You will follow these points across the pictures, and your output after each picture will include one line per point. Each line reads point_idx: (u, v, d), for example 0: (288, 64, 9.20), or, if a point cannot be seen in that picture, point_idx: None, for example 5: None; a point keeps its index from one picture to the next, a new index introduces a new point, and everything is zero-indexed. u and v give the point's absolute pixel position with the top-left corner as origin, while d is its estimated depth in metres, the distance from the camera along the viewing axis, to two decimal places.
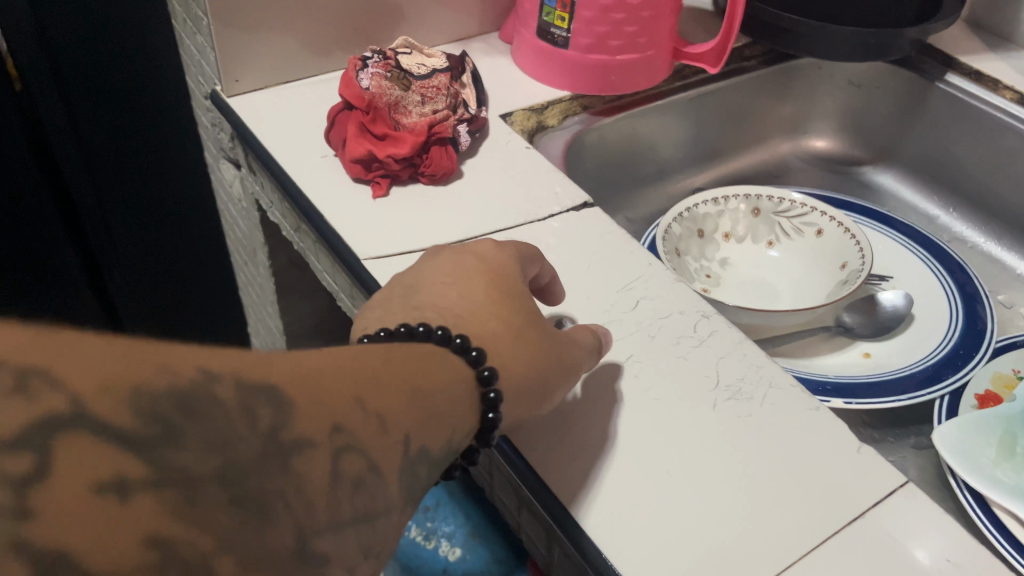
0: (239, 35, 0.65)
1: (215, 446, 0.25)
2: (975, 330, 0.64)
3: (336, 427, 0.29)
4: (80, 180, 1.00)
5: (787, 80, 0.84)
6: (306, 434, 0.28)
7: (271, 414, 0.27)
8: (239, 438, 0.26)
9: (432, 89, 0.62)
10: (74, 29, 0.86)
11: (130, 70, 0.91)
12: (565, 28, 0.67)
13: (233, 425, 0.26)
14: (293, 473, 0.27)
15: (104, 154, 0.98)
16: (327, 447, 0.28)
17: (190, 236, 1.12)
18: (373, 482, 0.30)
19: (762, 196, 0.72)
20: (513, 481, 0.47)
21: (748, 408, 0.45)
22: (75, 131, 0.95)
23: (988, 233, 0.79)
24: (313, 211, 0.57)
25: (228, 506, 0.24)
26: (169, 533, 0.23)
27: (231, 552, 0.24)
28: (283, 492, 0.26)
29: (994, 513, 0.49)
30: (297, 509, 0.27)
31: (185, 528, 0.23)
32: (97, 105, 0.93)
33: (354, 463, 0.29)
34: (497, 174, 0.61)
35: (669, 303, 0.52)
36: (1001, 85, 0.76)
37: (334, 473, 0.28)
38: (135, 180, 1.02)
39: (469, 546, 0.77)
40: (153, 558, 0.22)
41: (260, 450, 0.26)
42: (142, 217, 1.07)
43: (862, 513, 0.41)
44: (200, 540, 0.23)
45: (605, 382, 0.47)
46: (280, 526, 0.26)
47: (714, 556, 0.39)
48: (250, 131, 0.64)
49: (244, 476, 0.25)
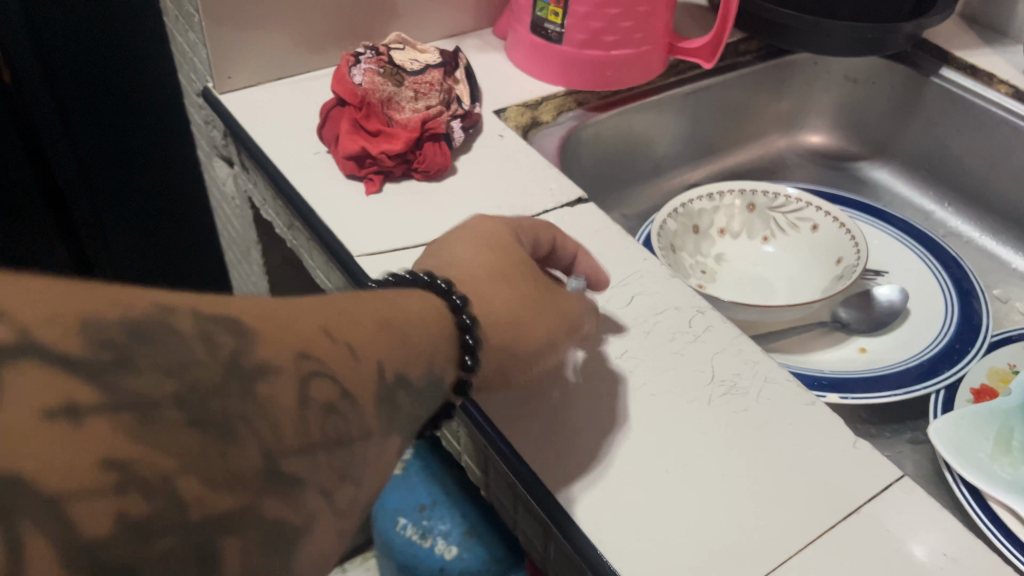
0: (232, 31, 0.64)
1: (173, 371, 0.25)
2: (971, 325, 0.63)
3: (301, 355, 0.29)
4: (74, 182, 0.96)
5: (783, 75, 0.83)
6: (267, 360, 0.28)
7: (233, 342, 0.27)
8: (198, 363, 0.26)
9: (425, 84, 0.61)
10: (63, 24, 0.83)
11: (118, 64, 0.88)
12: (559, 24, 0.66)
13: (193, 353, 0.26)
14: (258, 399, 0.27)
15: (96, 154, 0.95)
16: (292, 374, 0.28)
17: (185, 235, 1.09)
18: (346, 410, 0.30)
19: (757, 191, 0.72)
20: (508, 478, 0.47)
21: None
22: (75, 125, 0.91)
23: (984, 227, 0.78)
24: (306, 208, 0.57)
25: (191, 429, 0.25)
26: (127, 453, 0.23)
27: (196, 472, 0.24)
28: (250, 418, 0.26)
29: (990, 507, 0.49)
30: (265, 433, 0.27)
31: (145, 450, 0.24)
32: (86, 101, 0.89)
33: (324, 389, 0.29)
34: (491, 170, 0.61)
35: (665, 298, 0.52)
36: (996, 79, 0.75)
37: (302, 400, 0.28)
38: (128, 178, 0.99)
39: (466, 545, 0.76)
40: (111, 479, 0.22)
41: (220, 376, 0.26)
42: (149, 210, 1.03)
43: (858, 508, 0.40)
44: (162, 462, 0.24)
45: (600, 378, 0.47)
46: (247, 449, 0.26)
47: (706, 550, 0.39)
48: (243, 128, 0.64)
49: (206, 400, 0.25)
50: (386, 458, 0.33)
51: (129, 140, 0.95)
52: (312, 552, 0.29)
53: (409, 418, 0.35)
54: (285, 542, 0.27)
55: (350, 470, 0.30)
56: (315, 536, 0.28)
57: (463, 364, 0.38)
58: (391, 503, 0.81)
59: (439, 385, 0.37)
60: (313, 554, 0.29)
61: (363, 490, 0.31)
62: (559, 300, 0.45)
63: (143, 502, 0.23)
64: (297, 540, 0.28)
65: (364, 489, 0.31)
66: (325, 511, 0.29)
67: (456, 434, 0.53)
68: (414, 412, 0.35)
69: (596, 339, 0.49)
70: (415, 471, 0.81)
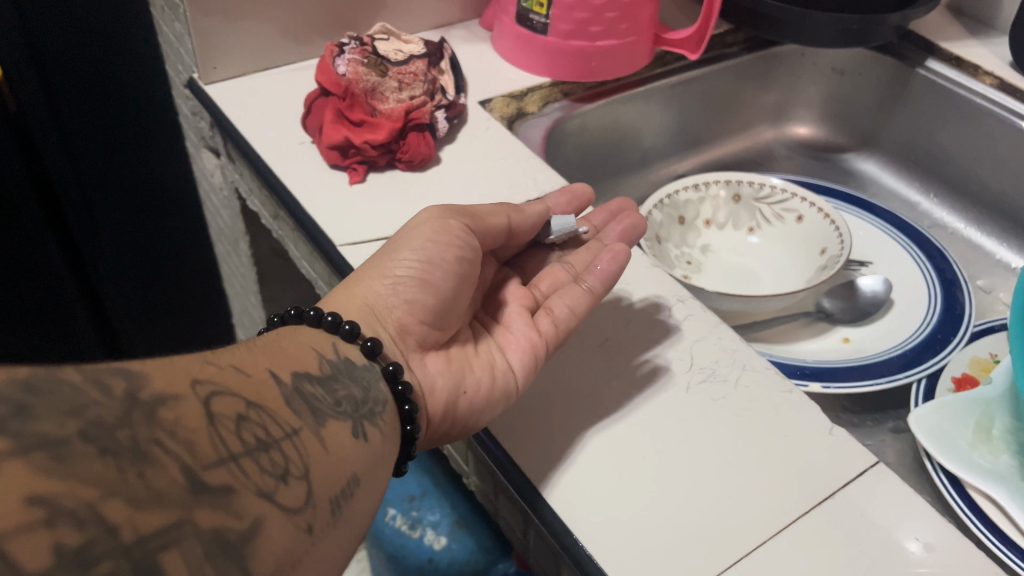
0: (216, 23, 0.64)
1: (72, 411, 0.25)
2: (954, 315, 0.64)
3: (195, 381, 0.30)
4: (87, 233, 0.92)
5: (771, 67, 0.84)
6: (164, 390, 0.28)
7: (124, 382, 0.27)
8: (95, 403, 0.26)
9: (409, 75, 0.61)
10: (72, 69, 0.78)
11: (129, 109, 0.83)
12: (544, 15, 0.67)
13: (87, 395, 0.26)
14: (163, 422, 0.27)
15: (108, 199, 0.90)
16: (193, 397, 0.29)
17: (201, 272, 1.04)
18: (256, 416, 0.31)
19: (743, 181, 0.73)
20: (489, 466, 0.47)
21: (629, 377, 0.47)
22: (86, 170, 0.86)
23: (969, 219, 0.79)
24: (290, 198, 0.57)
25: (103, 458, 0.24)
26: (44, 488, 0.23)
27: (120, 495, 0.24)
28: (158, 437, 0.27)
29: (969, 494, 0.49)
30: (182, 452, 0.27)
31: (62, 484, 0.23)
32: (98, 148, 0.85)
33: (228, 402, 0.30)
34: (474, 161, 0.61)
35: (645, 288, 0.52)
36: (981, 70, 0.75)
37: (211, 415, 0.29)
38: (141, 224, 0.94)
39: (455, 535, 0.76)
40: (37, 514, 0.22)
41: (120, 410, 0.26)
42: (142, 227, 0.94)
43: (831, 493, 0.41)
44: (81, 491, 0.23)
45: (580, 367, 0.47)
46: (167, 469, 0.26)
47: (682, 534, 0.39)
48: (228, 118, 0.64)
49: (111, 430, 0.25)
50: (330, 450, 0.34)
51: (141, 187, 0.90)
52: (274, 549, 0.28)
53: (336, 409, 0.36)
54: (236, 547, 0.27)
55: (290, 468, 0.31)
56: (271, 534, 0.28)
57: (368, 352, 0.41)
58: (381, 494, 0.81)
59: (358, 377, 0.40)
60: (273, 550, 0.28)
61: (314, 482, 0.32)
62: (418, 220, 0.47)
63: (74, 531, 0.23)
64: (250, 542, 0.27)
65: (315, 484, 0.32)
66: (275, 511, 0.29)
67: None
68: (337, 402, 0.37)
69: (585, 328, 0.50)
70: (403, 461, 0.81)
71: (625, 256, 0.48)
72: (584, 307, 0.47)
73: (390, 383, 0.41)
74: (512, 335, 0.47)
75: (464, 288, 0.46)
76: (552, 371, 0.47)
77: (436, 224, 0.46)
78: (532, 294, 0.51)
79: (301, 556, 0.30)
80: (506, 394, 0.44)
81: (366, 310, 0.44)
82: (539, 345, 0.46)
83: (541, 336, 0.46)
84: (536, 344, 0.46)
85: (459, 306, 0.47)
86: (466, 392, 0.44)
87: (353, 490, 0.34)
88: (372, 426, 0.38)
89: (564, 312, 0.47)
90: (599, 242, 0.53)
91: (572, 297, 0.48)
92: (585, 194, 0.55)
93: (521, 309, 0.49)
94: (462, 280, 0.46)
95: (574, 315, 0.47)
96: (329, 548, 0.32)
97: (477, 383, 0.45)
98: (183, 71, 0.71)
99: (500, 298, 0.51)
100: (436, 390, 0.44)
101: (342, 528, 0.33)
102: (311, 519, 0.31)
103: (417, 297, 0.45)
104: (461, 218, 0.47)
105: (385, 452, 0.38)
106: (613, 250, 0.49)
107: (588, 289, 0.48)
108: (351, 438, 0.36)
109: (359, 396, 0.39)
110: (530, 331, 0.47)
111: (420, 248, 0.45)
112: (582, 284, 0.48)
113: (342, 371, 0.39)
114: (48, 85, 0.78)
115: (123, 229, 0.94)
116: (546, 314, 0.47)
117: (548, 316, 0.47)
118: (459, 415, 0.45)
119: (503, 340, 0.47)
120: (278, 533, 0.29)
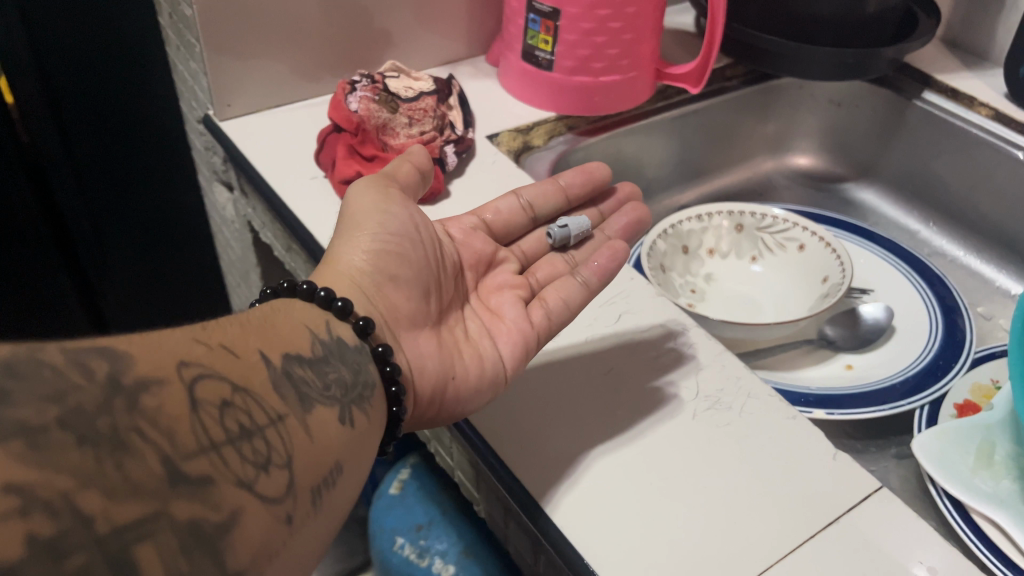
0: (230, 63, 0.66)
1: (53, 397, 0.26)
2: (954, 341, 0.65)
3: (181, 363, 0.31)
4: (92, 250, 0.94)
5: (770, 100, 0.86)
6: (148, 375, 0.29)
7: (107, 365, 0.28)
8: (79, 389, 0.27)
9: (419, 111, 0.63)
10: (84, 98, 0.79)
11: (137, 136, 0.84)
12: (548, 52, 0.68)
13: (69, 379, 0.27)
14: (145, 409, 0.28)
15: (115, 221, 0.92)
16: (178, 381, 0.30)
17: (205, 289, 1.05)
18: (239, 402, 0.32)
19: (745, 212, 0.74)
20: (498, 490, 0.48)
21: (629, 401, 0.48)
22: (92, 193, 0.88)
23: (967, 246, 0.80)
24: (301, 229, 0.58)
25: (81, 446, 0.25)
26: (21, 477, 0.24)
27: (97, 485, 0.25)
28: (140, 428, 0.27)
29: (972, 519, 0.50)
30: (162, 441, 0.28)
31: (39, 472, 0.24)
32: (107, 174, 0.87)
33: (214, 387, 0.31)
34: (482, 192, 0.62)
35: (648, 314, 0.54)
36: (977, 103, 0.77)
37: (194, 401, 0.30)
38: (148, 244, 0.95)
39: (462, 564, 0.75)
40: (12, 503, 0.23)
41: (102, 396, 0.27)
42: (154, 250, 0.96)
43: (838, 517, 0.42)
44: (58, 480, 0.24)
45: (585, 390, 0.49)
46: (147, 460, 0.27)
47: (694, 557, 0.40)
48: (241, 153, 0.66)
49: (92, 419, 0.26)
50: (314, 438, 0.35)
51: (150, 211, 0.91)
52: (251, 540, 0.29)
53: (325, 393, 0.37)
54: (211, 538, 0.28)
55: (272, 457, 0.32)
56: (249, 525, 0.29)
57: (360, 331, 0.42)
58: (389, 524, 0.81)
59: (350, 359, 0.41)
60: (249, 540, 0.29)
61: (296, 471, 0.33)
62: (356, 197, 0.48)
63: (48, 522, 0.24)
64: (227, 534, 0.28)
65: (297, 471, 0.33)
66: (253, 501, 0.30)
67: (448, 449, 0.55)
68: (328, 386, 0.38)
69: (576, 328, 0.53)
70: (412, 491, 0.81)
71: (623, 254, 0.52)
72: (577, 298, 0.50)
73: (379, 364, 0.42)
74: (502, 325, 0.49)
75: (432, 261, 0.49)
76: (557, 386, 0.49)
77: (377, 194, 0.48)
78: (527, 283, 0.54)
79: (278, 547, 0.31)
80: (496, 380, 0.47)
81: (355, 286, 0.45)
82: (528, 334, 0.49)
83: (532, 327, 0.49)
84: (527, 334, 0.49)
85: (435, 281, 0.49)
86: (455, 378, 0.46)
87: (335, 478, 0.35)
88: (359, 412, 0.39)
89: (557, 304, 0.50)
90: (602, 233, 0.57)
91: (566, 290, 0.50)
92: (601, 176, 0.59)
93: (514, 298, 0.52)
94: (426, 252, 0.48)
95: (567, 306, 0.50)
96: (307, 538, 0.33)
97: (468, 371, 0.47)
98: (195, 96, 0.73)
99: (495, 283, 0.54)
100: (427, 373, 0.46)
101: (321, 516, 0.34)
102: (290, 510, 0.32)
103: (397, 272, 0.46)
104: (397, 184, 0.50)
105: (369, 438, 0.39)
106: (612, 248, 0.52)
107: (583, 282, 0.51)
108: (337, 424, 0.37)
109: (349, 379, 0.40)
110: (522, 322, 0.49)
111: (378, 226, 0.47)
112: (577, 277, 0.51)
113: (333, 353, 0.40)
114: (60, 111, 0.80)
115: (134, 253, 0.96)
116: (540, 305, 0.50)
117: (542, 307, 0.50)
118: (447, 401, 0.46)
119: (494, 329, 0.50)
120: (255, 523, 0.30)
